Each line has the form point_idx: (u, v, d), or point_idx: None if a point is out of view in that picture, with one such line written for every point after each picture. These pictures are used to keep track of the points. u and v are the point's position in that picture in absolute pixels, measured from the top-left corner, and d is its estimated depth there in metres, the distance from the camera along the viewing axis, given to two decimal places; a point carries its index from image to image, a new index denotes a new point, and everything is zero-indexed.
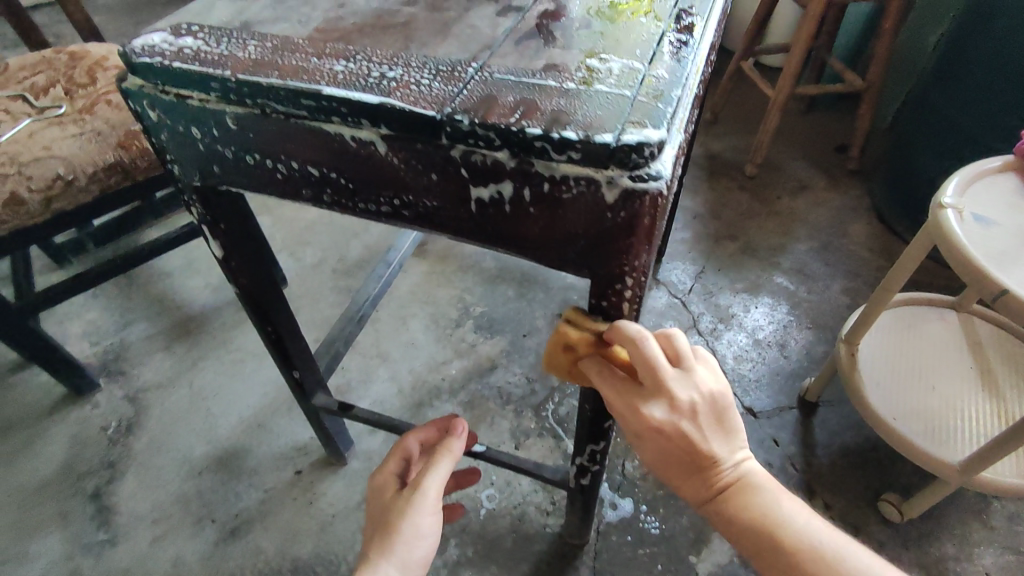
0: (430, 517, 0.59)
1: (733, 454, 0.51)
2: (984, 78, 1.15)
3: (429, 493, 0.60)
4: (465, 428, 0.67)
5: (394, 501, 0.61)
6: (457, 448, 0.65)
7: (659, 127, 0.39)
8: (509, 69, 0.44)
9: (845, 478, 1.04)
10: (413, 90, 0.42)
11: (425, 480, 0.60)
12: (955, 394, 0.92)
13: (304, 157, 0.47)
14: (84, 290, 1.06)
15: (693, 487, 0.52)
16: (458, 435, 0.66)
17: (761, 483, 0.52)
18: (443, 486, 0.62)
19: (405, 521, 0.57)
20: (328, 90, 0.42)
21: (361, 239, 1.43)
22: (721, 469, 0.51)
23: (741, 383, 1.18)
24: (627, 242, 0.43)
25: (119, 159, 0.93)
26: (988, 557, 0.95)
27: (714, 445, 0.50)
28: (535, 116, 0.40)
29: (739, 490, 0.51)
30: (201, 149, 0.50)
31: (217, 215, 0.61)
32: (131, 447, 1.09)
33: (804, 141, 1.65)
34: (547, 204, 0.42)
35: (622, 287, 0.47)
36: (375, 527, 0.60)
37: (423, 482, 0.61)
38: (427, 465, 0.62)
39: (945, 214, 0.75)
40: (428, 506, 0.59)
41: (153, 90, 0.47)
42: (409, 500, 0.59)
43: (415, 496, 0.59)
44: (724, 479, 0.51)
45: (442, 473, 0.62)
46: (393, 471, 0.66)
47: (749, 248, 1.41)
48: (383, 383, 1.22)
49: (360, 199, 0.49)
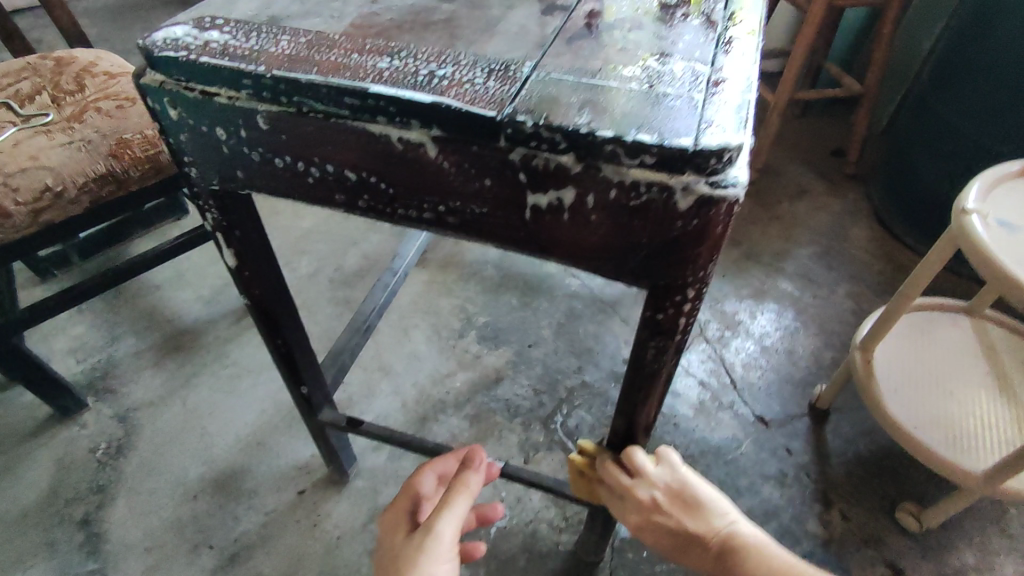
0: (444, 564, 0.55)
1: (713, 523, 0.57)
2: (984, 85, 1.17)
3: (443, 538, 0.56)
4: (482, 464, 0.65)
5: (405, 543, 0.57)
6: (474, 485, 0.62)
7: (739, 131, 0.36)
8: (566, 68, 0.42)
9: (860, 487, 1.03)
10: (467, 88, 0.40)
11: (438, 524, 0.57)
12: (973, 401, 0.91)
13: (342, 159, 0.44)
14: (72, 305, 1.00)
15: (697, 562, 0.57)
16: (475, 470, 0.64)
17: (755, 542, 0.55)
18: (456, 530, 0.58)
19: (417, 567, 0.53)
20: (375, 88, 0.39)
21: (359, 248, 1.38)
22: (705, 539, 0.56)
23: (751, 391, 1.16)
24: (694, 252, 0.40)
25: (111, 168, 0.88)
26: (1007, 565, 0.94)
27: (687, 523, 0.57)
28: (603, 118, 0.37)
29: (729, 553, 0.55)
30: (226, 151, 0.47)
31: (232, 222, 0.57)
32: (121, 469, 1.03)
33: (800, 147, 1.66)
34: (609, 212, 0.40)
35: (682, 299, 0.44)
36: (382, 569, 0.56)
37: (436, 526, 0.57)
38: (441, 507, 0.59)
39: (970, 219, 0.75)
40: (443, 551, 0.55)
41: (176, 87, 0.44)
42: (421, 545, 0.55)
43: (428, 541, 0.56)
44: (714, 546, 0.56)
45: (455, 516, 0.59)
46: (404, 509, 0.63)
47: (751, 255, 1.41)
48: (386, 397, 1.18)
49: (400, 205, 0.46)
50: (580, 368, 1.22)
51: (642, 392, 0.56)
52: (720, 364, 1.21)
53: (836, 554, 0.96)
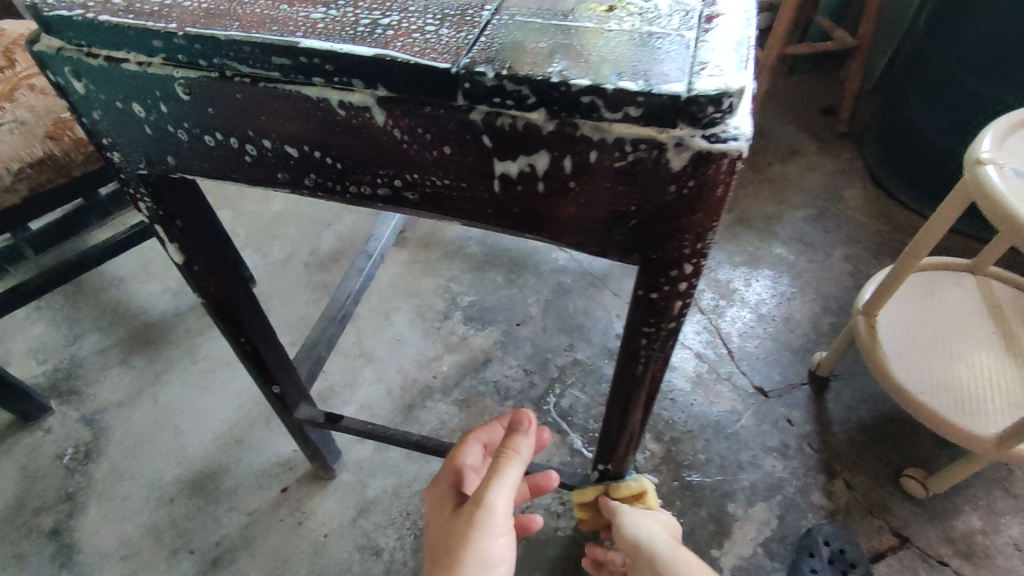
0: (500, 539, 0.52)
1: None
2: (984, 29, 1.10)
3: (494, 510, 0.52)
4: (531, 423, 0.59)
5: (455, 519, 0.54)
6: (524, 451, 0.57)
7: (739, 72, 0.30)
8: (533, 10, 0.36)
9: (864, 454, 1.00)
10: (417, 38, 0.33)
11: (489, 496, 0.52)
12: (980, 362, 0.88)
13: (280, 131, 0.38)
14: (35, 297, 0.95)
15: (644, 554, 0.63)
16: (523, 433, 0.58)
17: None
18: (509, 499, 0.54)
19: (471, 546, 0.50)
20: (306, 42, 0.33)
21: (333, 231, 1.31)
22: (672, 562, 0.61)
23: (748, 361, 1.12)
24: (690, 219, 0.35)
25: (49, 152, 0.80)
26: (1015, 528, 0.92)
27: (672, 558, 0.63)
28: (576, 64, 0.31)
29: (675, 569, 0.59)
30: (149, 131, 0.41)
31: (172, 211, 0.51)
32: (92, 475, 0.97)
33: (791, 105, 1.60)
34: (592, 179, 0.34)
35: (677, 274, 0.39)
36: (435, 551, 0.53)
37: (486, 497, 0.53)
38: (491, 477, 0.54)
39: (984, 169, 0.69)
40: (496, 527, 0.52)
41: (76, 54, 0.37)
42: (472, 521, 0.52)
43: (480, 516, 0.52)
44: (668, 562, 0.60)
45: (507, 485, 0.54)
46: (448, 482, 0.61)
47: (744, 219, 1.36)
48: (370, 385, 1.13)
49: (351, 182, 0.40)
50: (571, 345, 1.18)
51: (638, 378, 0.51)
52: (715, 334, 1.16)
53: (841, 524, 0.93)
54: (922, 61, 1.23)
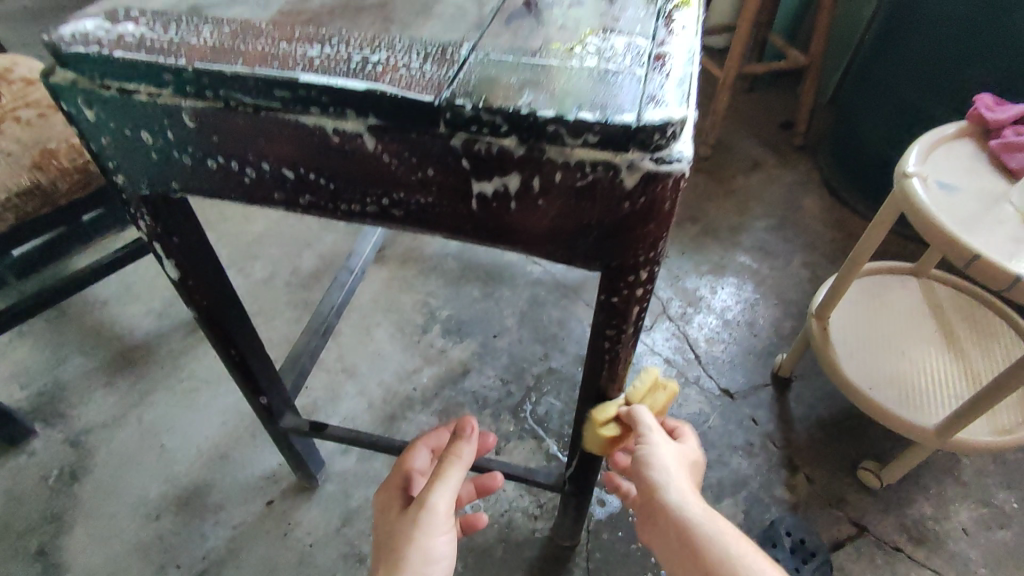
0: (442, 537, 0.56)
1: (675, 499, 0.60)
2: (921, 51, 1.19)
3: (436, 511, 0.57)
4: (474, 429, 0.62)
5: (400, 519, 0.58)
6: (467, 455, 0.60)
7: (680, 104, 0.36)
8: (505, 49, 0.41)
9: (823, 450, 1.06)
10: (404, 74, 0.38)
11: (430, 498, 0.57)
12: (924, 359, 0.95)
13: (278, 156, 0.42)
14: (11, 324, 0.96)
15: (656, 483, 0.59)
16: (466, 439, 0.61)
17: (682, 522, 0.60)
18: (451, 500, 0.58)
19: (413, 545, 0.55)
20: (305, 77, 0.37)
21: (313, 249, 1.35)
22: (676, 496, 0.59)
23: (715, 365, 1.18)
24: (644, 230, 0.40)
25: (36, 181, 0.83)
26: (964, 513, 0.99)
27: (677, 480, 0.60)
28: (543, 98, 0.36)
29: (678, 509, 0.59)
30: (154, 157, 0.45)
31: (171, 229, 0.54)
32: (76, 495, 0.98)
33: (751, 122, 1.68)
34: (558, 196, 0.39)
35: (635, 279, 0.44)
36: (380, 548, 0.57)
37: (428, 499, 0.57)
38: (433, 480, 0.58)
39: (910, 182, 0.77)
40: (438, 526, 0.56)
41: (90, 86, 0.41)
42: (415, 522, 0.56)
43: (422, 517, 0.56)
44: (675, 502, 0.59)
45: (448, 487, 0.58)
46: (397, 486, 0.65)
47: (709, 230, 1.43)
48: (352, 399, 1.15)
49: (342, 201, 0.44)
50: (547, 355, 1.22)
51: (605, 376, 0.55)
52: (684, 340, 1.22)
53: (803, 516, 0.98)
54: (868, 81, 1.32)
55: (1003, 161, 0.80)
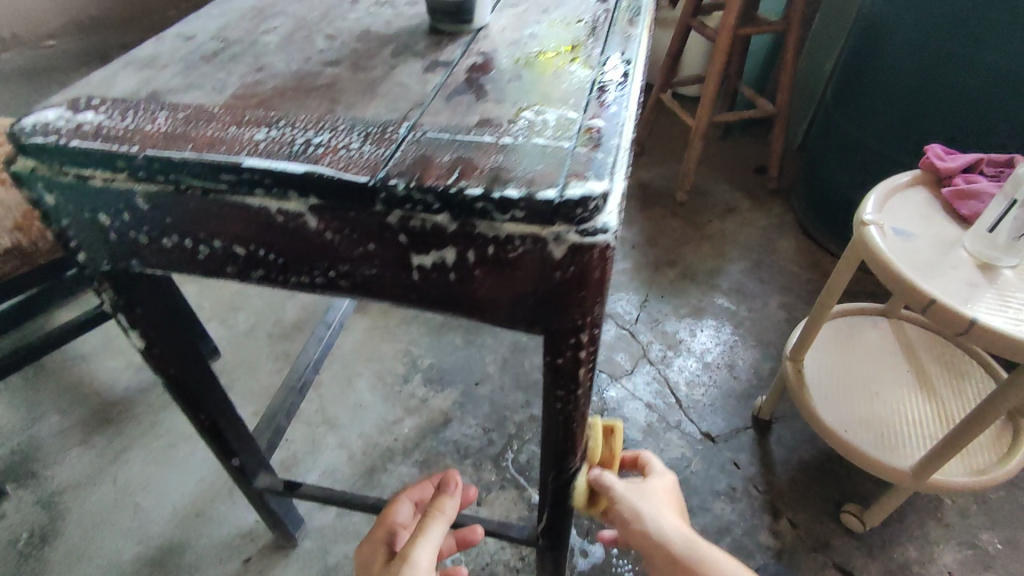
0: None
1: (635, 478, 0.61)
2: (878, 99, 1.24)
3: (418, 567, 0.55)
4: (458, 484, 0.63)
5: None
6: (450, 510, 0.61)
7: (602, 179, 0.38)
8: (442, 127, 0.43)
9: (806, 493, 1.05)
10: (342, 156, 0.40)
11: (412, 554, 0.56)
12: (898, 399, 0.95)
13: (229, 233, 0.44)
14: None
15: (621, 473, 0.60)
16: (451, 493, 0.62)
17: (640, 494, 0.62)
18: (434, 558, 0.57)
19: None
20: (249, 162, 0.40)
21: (297, 300, 1.36)
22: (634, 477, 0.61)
23: (696, 409, 1.18)
24: (578, 296, 0.41)
25: (16, 242, 0.84)
26: (949, 555, 0.97)
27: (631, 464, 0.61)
28: (472, 176, 0.38)
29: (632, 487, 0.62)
30: (112, 236, 0.47)
31: (133, 300, 0.55)
32: (48, 559, 0.96)
33: (726, 166, 1.73)
34: (493, 267, 0.40)
35: (577, 342, 0.45)
36: None
37: (411, 555, 0.56)
38: (416, 535, 0.58)
39: (867, 229, 0.79)
40: None
41: (49, 172, 0.43)
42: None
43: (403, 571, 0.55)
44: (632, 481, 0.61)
45: (431, 545, 0.57)
46: (382, 541, 0.65)
47: (688, 273, 1.45)
48: (333, 451, 1.15)
49: (292, 273, 0.45)
50: (528, 401, 1.22)
51: (563, 435, 0.56)
52: (664, 384, 1.23)
53: (787, 563, 0.97)
54: (832, 126, 1.37)
55: (956, 208, 0.82)
